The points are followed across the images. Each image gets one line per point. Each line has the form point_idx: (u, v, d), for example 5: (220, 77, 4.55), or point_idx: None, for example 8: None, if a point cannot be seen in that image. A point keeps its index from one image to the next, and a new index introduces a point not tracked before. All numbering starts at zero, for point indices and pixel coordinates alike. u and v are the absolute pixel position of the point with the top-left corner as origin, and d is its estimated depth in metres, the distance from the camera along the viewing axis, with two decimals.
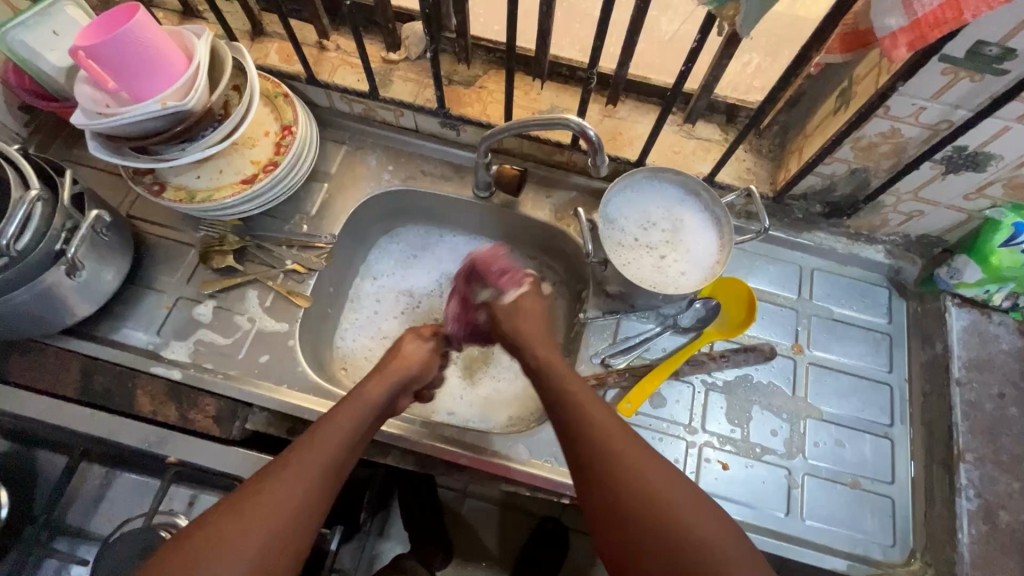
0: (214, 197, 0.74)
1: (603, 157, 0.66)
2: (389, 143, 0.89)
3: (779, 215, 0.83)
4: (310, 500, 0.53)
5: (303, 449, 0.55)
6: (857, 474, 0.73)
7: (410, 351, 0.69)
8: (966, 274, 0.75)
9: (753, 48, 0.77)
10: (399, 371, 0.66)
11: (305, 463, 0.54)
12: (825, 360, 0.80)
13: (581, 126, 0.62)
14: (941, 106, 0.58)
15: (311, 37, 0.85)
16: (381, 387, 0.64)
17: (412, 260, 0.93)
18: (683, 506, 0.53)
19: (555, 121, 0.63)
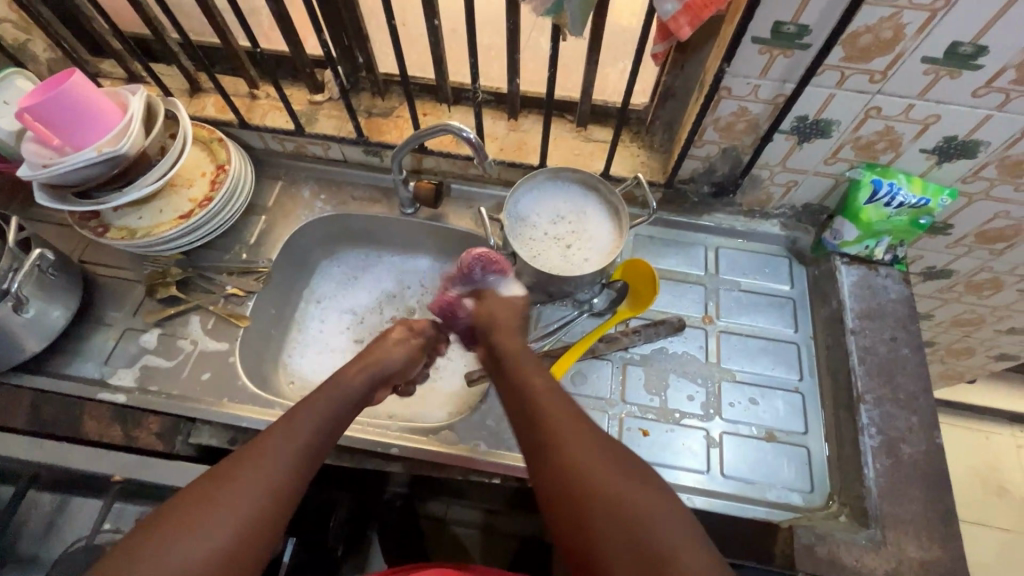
0: (153, 233, 0.81)
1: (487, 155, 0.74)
2: (321, 174, 0.97)
3: (678, 200, 0.91)
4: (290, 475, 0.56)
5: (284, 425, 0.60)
6: (772, 428, 0.78)
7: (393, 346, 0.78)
8: (845, 233, 0.82)
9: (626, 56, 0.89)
10: (380, 361, 0.75)
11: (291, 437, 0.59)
12: (735, 327, 0.85)
13: (460, 130, 0.71)
14: (771, 82, 0.67)
15: (243, 88, 0.95)
16: (366, 376, 0.72)
17: (353, 280, 1.00)
18: (642, 494, 0.53)
19: (438, 128, 0.72)
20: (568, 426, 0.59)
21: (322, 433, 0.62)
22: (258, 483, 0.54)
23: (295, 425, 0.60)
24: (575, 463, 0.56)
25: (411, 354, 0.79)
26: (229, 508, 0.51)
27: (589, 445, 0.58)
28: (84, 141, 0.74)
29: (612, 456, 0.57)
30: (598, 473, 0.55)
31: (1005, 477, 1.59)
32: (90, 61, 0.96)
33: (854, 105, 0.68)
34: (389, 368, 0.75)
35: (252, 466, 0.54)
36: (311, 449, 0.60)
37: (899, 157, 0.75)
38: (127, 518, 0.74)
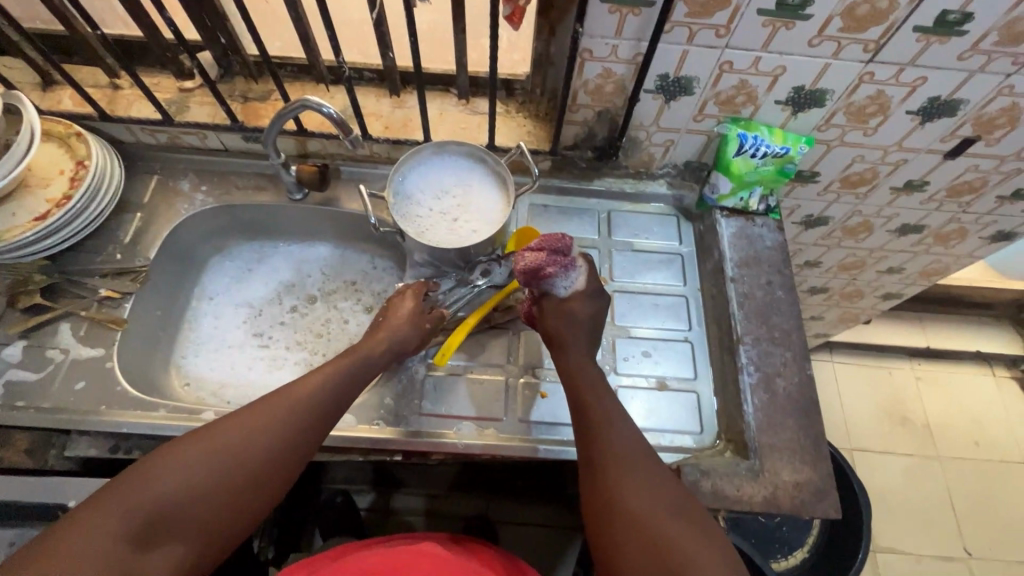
0: (5, 237, 0.75)
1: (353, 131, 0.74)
2: (201, 165, 0.93)
3: (567, 167, 0.92)
4: (285, 455, 0.58)
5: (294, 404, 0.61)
6: (664, 377, 0.81)
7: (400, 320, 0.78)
8: (720, 186, 0.86)
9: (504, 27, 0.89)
10: (393, 336, 0.75)
11: (295, 419, 0.60)
12: (627, 286, 0.89)
13: (320, 105, 0.70)
14: (627, 41, 0.69)
15: (103, 79, 0.89)
16: (383, 356, 0.73)
17: (249, 273, 0.96)
18: (648, 491, 0.59)
19: (296, 105, 0.71)
20: (609, 425, 0.65)
21: (332, 412, 0.64)
22: (256, 456, 0.56)
23: (305, 403, 0.61)
24: (607, 455, 0.62)
25: (421, 336, 0.78)
26: (228, 463, 0.54)
27: (624, 445, 0.63)
28: None
29: (638, 457, 0.62)
30: (626, 467, 0.61)
31: (908, 406, 1.73)
32: None
33: (707, 61, 0.71)
34: (404, 339, 0.76)
35: (260, 430, 0.57)
36: (315, 430, 0.61)
37: (758, 110, 0.79)
38: None
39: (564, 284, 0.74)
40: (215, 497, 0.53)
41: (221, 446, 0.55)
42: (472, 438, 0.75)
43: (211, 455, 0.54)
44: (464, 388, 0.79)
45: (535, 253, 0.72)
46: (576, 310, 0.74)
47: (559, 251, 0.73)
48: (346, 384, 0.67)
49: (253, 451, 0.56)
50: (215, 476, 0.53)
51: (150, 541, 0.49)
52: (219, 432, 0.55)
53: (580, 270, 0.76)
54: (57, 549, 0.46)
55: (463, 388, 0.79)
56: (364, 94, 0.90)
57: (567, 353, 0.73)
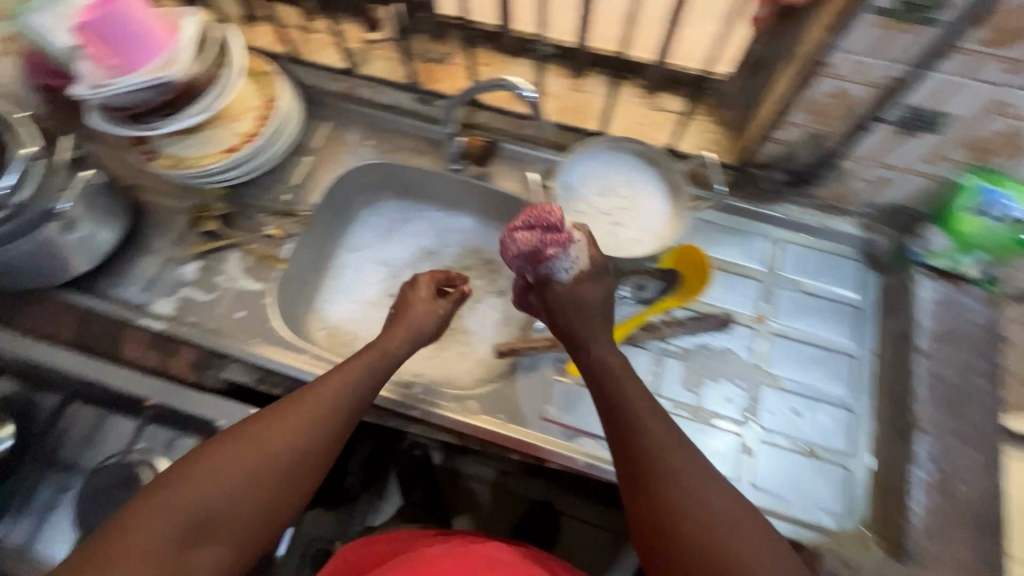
0: (199, 165, 0.80)
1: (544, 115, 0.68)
2: (370, 119, 0.94)
3: (747, 185, 0.82)
4: (310, 452, 0.55)
5: (313, 400, 0.57)
6: (812, 443, 0.73)
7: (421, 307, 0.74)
8: (933, 242, 0.74)
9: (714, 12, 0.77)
10: (411, 321, 0.72)
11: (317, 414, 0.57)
12: (788, 331, 0.79)
13: (517, 87, 0.65)
14: (882, 61, 0.58)
15: (299, 21, 0.92)
16: (406, 342, 0.70)
17: (393, 233, 0.97)
18: (725, 531, 0.50)
19: (494, 83, 0.67)
20: (653, 423, 0.56)
21: (360, 396, 0.61)
22: (282, 457, 0.53)
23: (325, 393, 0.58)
24: (658, 464, 0.53)
25: (440, 325, 0.75)
26: (253, 466, 0.52)
27: (673, 447, 0.54)
28: (131, 67, 0.73)
29: (689, 460, 0.54)
30: (682, 474, 0.53)
31: None
32: None
33: (979, 98, 0.58)
34: (422, 329, 0.72)
35: (288, 428, 0.55)
36: (346, 413, 0.59)
37: (1019, 163, 0.65)
38: (159, 441, 0.72)
39: (561, 268, 0.65)
40: (251, 500, 0.51)
41: (251, 451, 0.52)
42: (592, 456, 0.71)
43: (241, 463, 0.51)
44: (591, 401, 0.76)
45: (524, 234, 0.63)
46: (584, 292, 0.66)
47: (552, 228, 0.63)
48: (368, 367, 0.63)
49: (279, 447, 0.53)
50: (249, 480, 0.51)
51: (192, 545, 0.48)
52: (242, 436, 0.53)
53: (578, 244, 0.66)
54: (102, 563, 0.45)
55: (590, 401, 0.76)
56: (543, 71, 0.86)
57: (591, 350, 0.65)
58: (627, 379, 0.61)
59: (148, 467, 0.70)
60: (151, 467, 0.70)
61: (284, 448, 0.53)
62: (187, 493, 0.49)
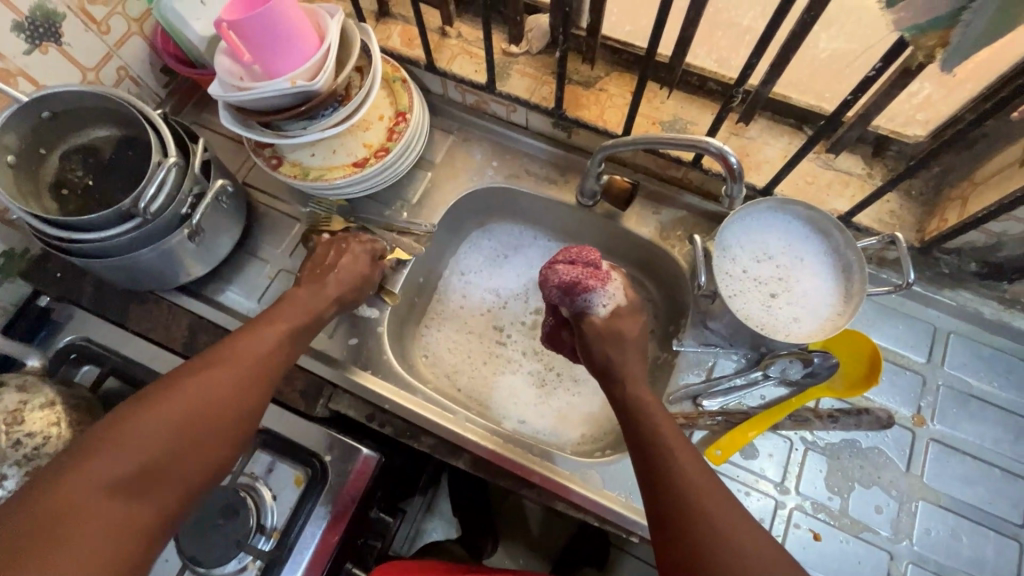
0: (326, 177, 0.75)
1: (741, 187, 0.63)
2: (498, 138, 0.86)
3: (922, 268, 0.73)
4: (248, 393, 0.55)
5: (239, 344, 0.57)
6: (971, 574, 0.65)
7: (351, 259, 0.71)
8: None
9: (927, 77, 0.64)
10: (343, 270, 0.69)
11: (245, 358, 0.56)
12: (950, 439, 0.70)
13: (720, 150, 0.59)
14: None
15: (434, 22, 0.84)
16: (332, 294, 0.68)
17: (503, 260, 0.91)
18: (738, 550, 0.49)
19: (691, 143, 0.60)
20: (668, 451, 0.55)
21: (294, 334, 0.62)
22: (219, 398, 0.53)
23: (252, 337, 0.59)
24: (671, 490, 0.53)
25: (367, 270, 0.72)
26: (193, 410, 0.51)
27: (688, 474, 0.54)
28: (278, 69, 0.68)
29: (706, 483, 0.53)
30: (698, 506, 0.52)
31: None
32: None
33: None
34: (352, 275, 0.70)
35: (220, 371, 0.54)
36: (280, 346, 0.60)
37: None
38: (261, 466, 0.71)
39: (597, 302, 0.65)
40: (202, 429, 0.51)
41: (192, 389, 0.52)
42: None
43: (183, 402, 0.51)
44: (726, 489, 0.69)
45: (568, 268, 0.65)
46: (622, 327, 0.65)
47: (591, 264, 0.66)
48: (298, 308, 0.64)
49: (219, 390, 0.53)
50: (191, 410, 0.51)
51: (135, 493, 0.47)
52: (175, 384, 0.52)
53: (618, 282, 0.66)
54: (30, 517, 0.43)
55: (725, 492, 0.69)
56: (704, 109, 0.77)
57: (625, 385, 0.62)
58: (656, 410, 0.59)
59: (251, 493, 0.69)
60: (255, 493, 0.69)
61: (221, 389, 0.53)
62: (124, 443, 0.48)
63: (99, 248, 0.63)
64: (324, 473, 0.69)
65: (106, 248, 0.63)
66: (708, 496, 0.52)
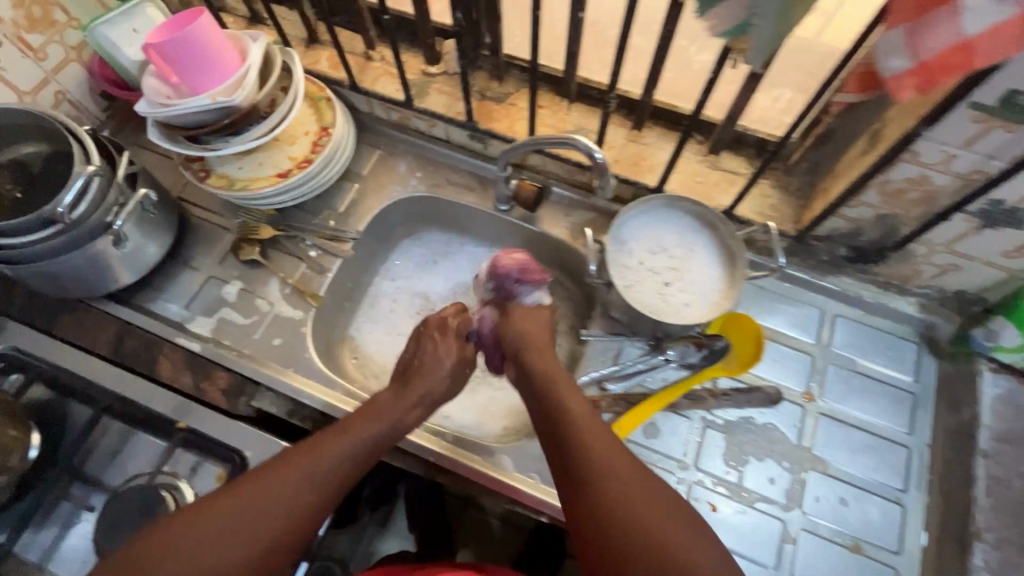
0: (251, 187, 0.80)
1: (609, 180, 0.66)
2: (421, 151, 0.92)
3: (804, 256, 0.80)
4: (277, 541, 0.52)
5: (278, 476, 0.54)
6: (860, 538, 0.69)
7: (437, 355, 0.68)
8: (1004, 337, 0.70)
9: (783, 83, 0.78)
10: (430, 381, 0.66)
11: (279, 496, 0.53)
12: (838, 412, 0.75)
13: (589, 150, 0.63)
14: (973, 155, 0.55)
15: (359, 47, 0.91)
16: (416, 408, 0.64)
17: (431, 266, 0.95)
18: (636, 499, 0.52)
19: (563, 141, 0.64)
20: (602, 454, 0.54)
21: (364, 461, 0.59)
22: (242, 546, 0.50)
23: (298, 464, 0.55)
24: (606, 499, 0.52)
25: (457, 373, 0.69)
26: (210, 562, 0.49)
27: (622, 479, 0.53)
28: (201, 85, 0.73)
29: (644, 483, 0.53)
30: (637, 514, 0.51)
31: None
32: None
33: None
34: (444, 382, 0.67)
35: (244, 510, 0.51)
36: (354, 464, 0.58)
37: None
38: (185, 465, 0.72)
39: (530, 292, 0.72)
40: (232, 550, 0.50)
41: (228, 527, 0.51)
42: None
43: (220, 536, 0.50)
44: None
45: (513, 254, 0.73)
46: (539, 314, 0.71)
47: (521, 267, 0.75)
48: (383, 421, 0.61)
49: (243, 538, 0.51)
50: (209, 556, 0.49)
51: None
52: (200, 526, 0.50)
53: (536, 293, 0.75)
54: None
55: None
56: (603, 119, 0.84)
57: (529, 355, 0.66)
58: (562, 381, 0.62)
59: (171, 491, 0.69)
60: (176, 490, 0.69)
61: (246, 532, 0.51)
62: None
63: (22, 254, 0.66)
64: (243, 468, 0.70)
65: (30, 254, 0.66)
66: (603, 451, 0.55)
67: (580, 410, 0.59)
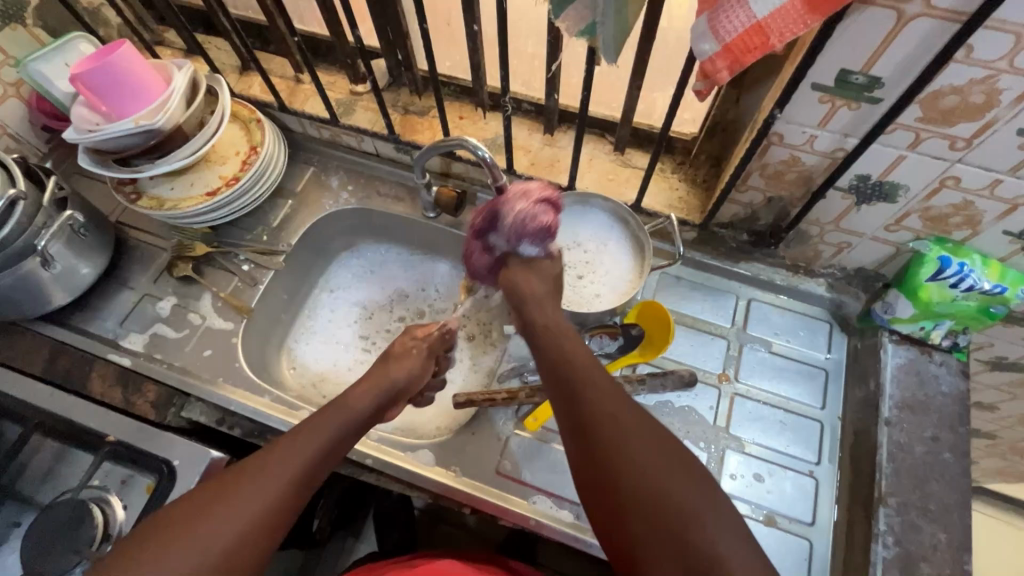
0: (180, 206, 0.83)
1: (500, 173, 0.73)
2: (353, 165, 0.97)
3: (713, 243, 0.83)
4: (264, 520, 0.51)
5: (265, 456, 0.54)
6: (775, 512, 0.70)
7: (404, 358, 0.71)
8: (898, 308, 0.72)
9: (669, 82, 0.82)
10: (399, 376, 0.69)
11: (261, 472, 0.52)
12: (753, 392, 0.77)
13: (476, 148, 0.70)
14: (830, 134, 0.60)
15: (290, 72, 0.96)
16: (371, 394, 0.65)
17: (369, 276, 0.98)
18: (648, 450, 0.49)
19: (456, 142, 0.71)
20: (613, 426, 0.50)
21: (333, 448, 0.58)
22: (230, 527, 0.49)
23: (275, 449, 0.55)
24: (616, 473, 0.49)
25: (424, 362, 0.73)
26: (203, 543, 0.48)
27: (634, 433, 0.50)
28: (129, 111, 0.77)
29: (653, 444, 0.50)
30: (651, 478, 0.48)
31: None
32: (155, 30, 1.00)
33: (926, 171, 0.59)
34: (405, 381, 0.69)
35: (229, 493, 0.51)
36: (328, 455, 0.57)
37: (977, 235, 0.64)
38: (115, 479, 0.72)
39: (538, 245, 0.66)
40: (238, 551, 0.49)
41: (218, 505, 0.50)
42: (544, 515, 0.70)
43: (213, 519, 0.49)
44: (548, 458, 0.74)
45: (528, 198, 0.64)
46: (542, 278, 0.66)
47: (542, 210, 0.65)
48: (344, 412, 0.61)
49: (235, 520, 0.50)
50: (201, 532, 0.49)
51: None
52: (193, 507, 0.50)
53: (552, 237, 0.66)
54: None
55: (548, 457, 0.74)
56: (519, 125, 0.88)
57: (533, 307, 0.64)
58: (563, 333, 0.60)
59: (101, 505, 0.69)
60: (105, 505, 0.69)
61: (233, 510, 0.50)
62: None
63: None
64: (170, 478, 0.70)
65: None
66: (614, 404, 0.52)
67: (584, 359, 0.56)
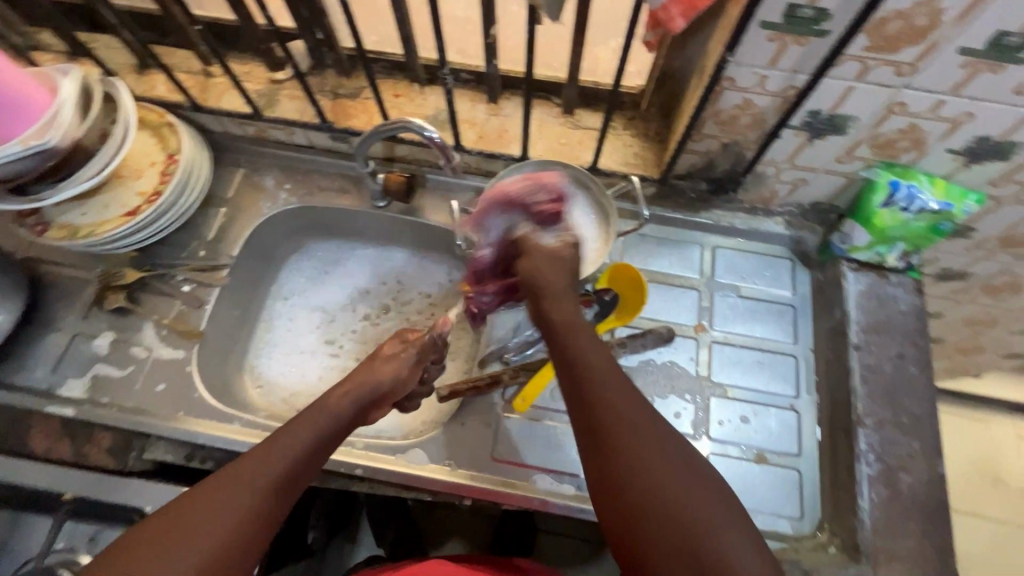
0: (98, 231, 0.74)
1: (451, 152, 0.69)
2: (287, 161, 0.89)
3: (673, 196, 0.83)
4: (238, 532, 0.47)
5: (243, 464, 0.51)
6: (764, 449, 0.73)
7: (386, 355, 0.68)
8: (855, 237, 0.74)
9: None
10: (383, 376, 0.65)
11: (238, 485, 0.49)
12: (729, 337, 0.79)
13: (422, 129, 0.65)
14: (780, 72, 0.59)
15: (197, 65, 0.86)
16: (351, 399, 0.62)
17: (323, 277, 0.92)
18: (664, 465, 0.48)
19: (398, 125, 0.66)
20: (629, 435, 0.48)
21: (311, 455, 0.55)
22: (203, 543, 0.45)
23: (258, 457, 0.52)
24: (628, 484, 0.47)
25: (412, 366, 0.68)
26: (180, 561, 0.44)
27: (653, 449, 0.48)
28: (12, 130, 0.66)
29: (671, 460, 0.48)
30: (667, 493, 0.46)
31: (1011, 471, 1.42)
32: (26, 32, 0.87)
33: (874, 100, 0.60)
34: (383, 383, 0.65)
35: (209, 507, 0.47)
36: (305, 466, 0.54)
37: (923, 156, 0.66)
38: (81, 538, 0.67)
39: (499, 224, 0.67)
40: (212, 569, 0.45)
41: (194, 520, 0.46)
42: (544, 493, 0.70)
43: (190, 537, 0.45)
44: (540, 435, 0.74)
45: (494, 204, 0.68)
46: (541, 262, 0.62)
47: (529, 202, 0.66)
48: (325, 414, 0.59)
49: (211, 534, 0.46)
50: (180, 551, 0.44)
51: None
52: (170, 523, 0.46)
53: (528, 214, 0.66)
54: None
55: (540, 435, 0.74)
56: (459, 96, 0.83)
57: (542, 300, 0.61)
58: (574, 333, 0.57)
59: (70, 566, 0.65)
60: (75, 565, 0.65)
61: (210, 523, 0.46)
62: None
63: None
64: None
65: None
66: (632, 416, 0.50)
67: (601, 366, 0.53)
